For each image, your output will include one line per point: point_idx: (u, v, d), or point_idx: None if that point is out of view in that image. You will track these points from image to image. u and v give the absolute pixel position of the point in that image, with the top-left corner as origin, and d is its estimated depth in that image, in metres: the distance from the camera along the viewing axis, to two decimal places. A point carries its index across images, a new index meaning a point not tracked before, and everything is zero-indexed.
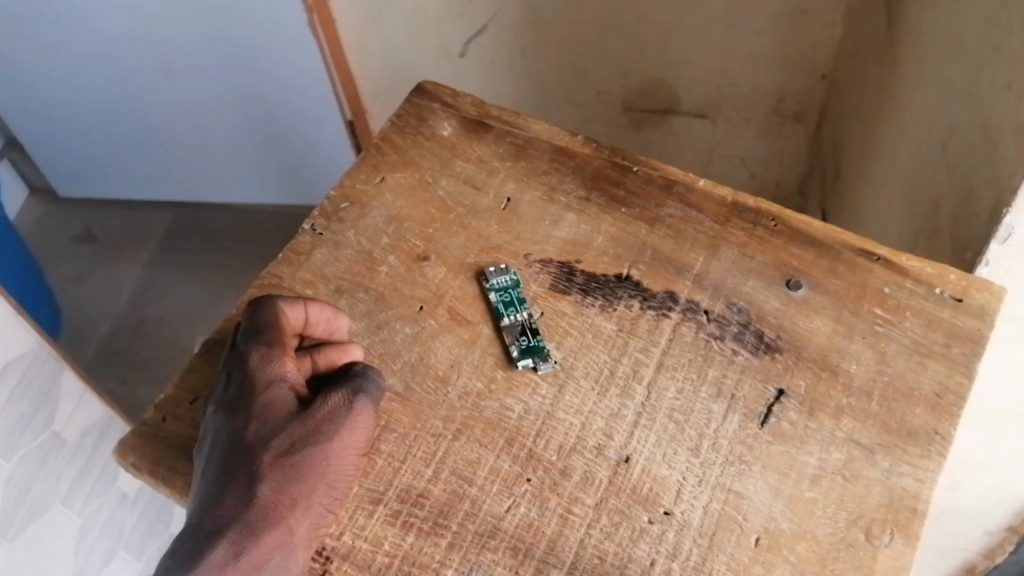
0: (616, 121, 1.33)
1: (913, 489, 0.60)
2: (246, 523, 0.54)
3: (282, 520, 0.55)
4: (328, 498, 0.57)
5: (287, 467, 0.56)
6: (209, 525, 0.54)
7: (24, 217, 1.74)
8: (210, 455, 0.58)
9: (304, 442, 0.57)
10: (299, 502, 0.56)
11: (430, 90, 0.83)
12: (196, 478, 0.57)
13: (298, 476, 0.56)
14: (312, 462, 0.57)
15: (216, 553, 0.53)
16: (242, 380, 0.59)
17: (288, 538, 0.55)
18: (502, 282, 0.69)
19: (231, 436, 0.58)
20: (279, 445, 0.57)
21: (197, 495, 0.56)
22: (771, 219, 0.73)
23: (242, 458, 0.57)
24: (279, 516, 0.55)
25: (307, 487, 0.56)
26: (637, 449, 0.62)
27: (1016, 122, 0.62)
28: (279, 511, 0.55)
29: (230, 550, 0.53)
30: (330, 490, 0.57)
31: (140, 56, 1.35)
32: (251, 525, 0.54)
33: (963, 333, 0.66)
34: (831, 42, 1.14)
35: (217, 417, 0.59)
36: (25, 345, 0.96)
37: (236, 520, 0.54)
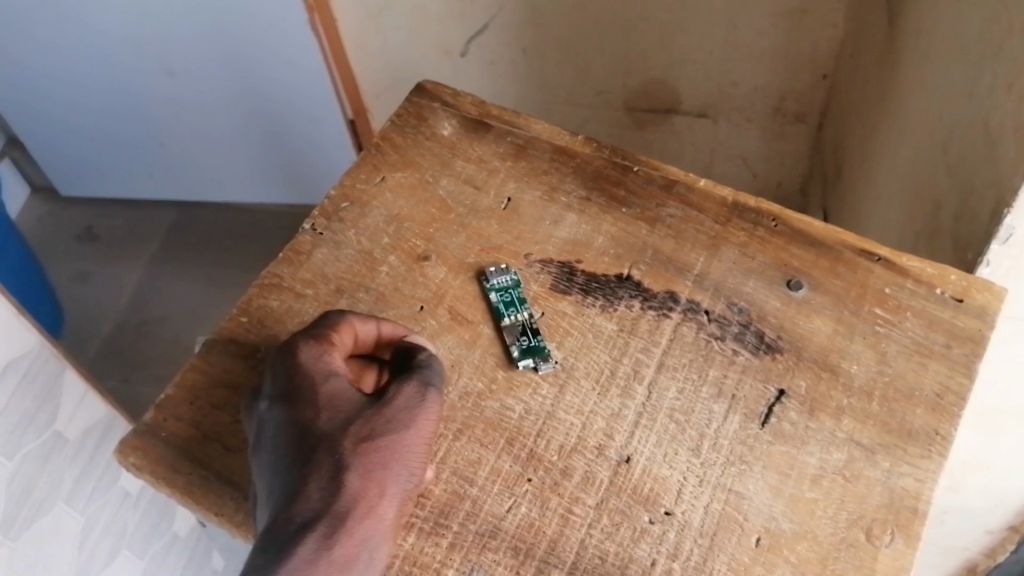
0: (616, 121, 1.34)
1: (913, 490, 0.60)
2: (337, 514, 0.51)
3: (372, 510, 0.52)
4: (409, 488, 0.55)
5: (370, 454, 0.54)
6: (299, 517, 0.51)
7: (25, 216, 1.74)
8: (283, 448, 0.55)
9: (383, 430, 0.55)
10: (385, 491, 0.53)
11: (430, 89, 0.83)
12: (269, 472, 0.54)
13: (383, 465, 0.54)
14: (394, 451, 0.55)
15: (309, 545, 0.50)
16: (299, 372, 0.57)
17: (378, 528, 0.52)
18: (502, 282, 0.70)
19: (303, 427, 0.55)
20: (357, 433, 0.55)
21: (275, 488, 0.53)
22: (772, 219, 0.73)
23: (322, 448, 0.54)
24: (369, 506, 0.52)
25: (391, 475, 0.54)
26: (638, 449, 0.62)
27: (1017, 123, 0.62)
28: (368, 498, 0.52)
29: (324, 542, 0.50)
30: (410, 481, 0.55)
31: (140, 54, 1.35)
32: (342, 515, 0.51)
33: (963, 333, 0.66)
34: (831, 42, 1.14)
35: (278, 412, 0.57)
36: (27, 344, 0.96)
37: (326, 511, 0.51)
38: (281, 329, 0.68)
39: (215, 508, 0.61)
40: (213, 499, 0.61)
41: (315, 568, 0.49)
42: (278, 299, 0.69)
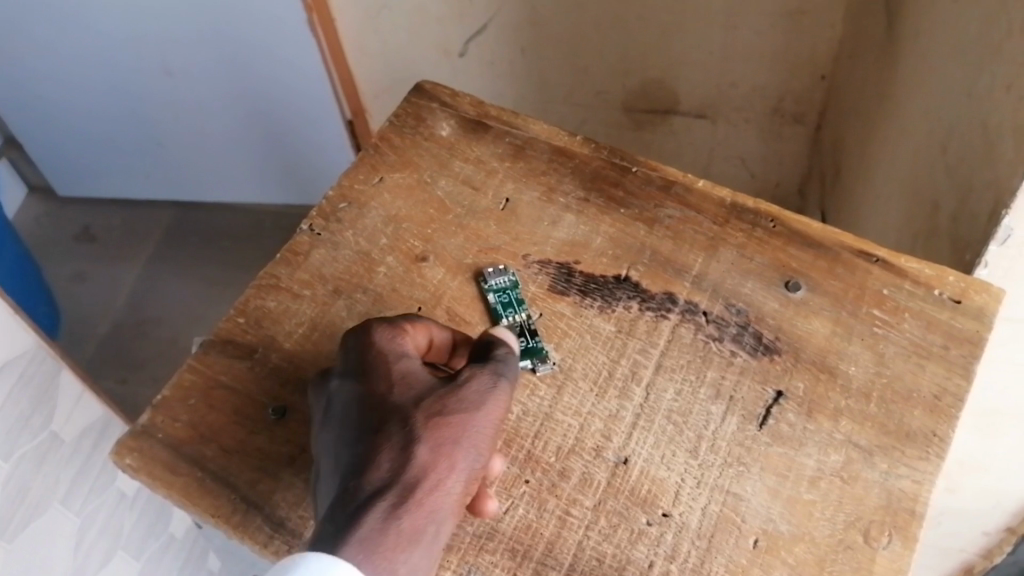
0: (615, 122, 1.34)
1: (911, 491, 0.60)
2: (405, 485, 0.50)
3: (441, 482, 0.50)
4: (484, 464, 0.53)
5: (442, 426, 0.52)
6: (366, 487, 0.50)
7: (24, 216, 1.74)
8: (353, 423, 0.54)
9: (456, 405, 0.53)
10: (457, 463, 0.51)
11: (429, 90, 0.83)
12: (337, 447, 0.54)
13: (455, 437, 0.52)
14: (467, 425, 0.53)
15: (376, 515, 0.48)
16: (374, 355, 0.57)
17: (447, 501, 0.50)
18: (501, 283, 0.69)
19: (374, 404, 0.54)
20: (430, 406, 0.53)
21: (343, 461, 0.52)
22: (771, 220, 0.73)
23: (392, 421, 0.53)
24: (438, 478, 0.50)
25: (464, 447, 0.52)
26: (636, 450, 0.62)
27: (1015, 124, 0.62)
28: (439, 469, 0.51)
29: (391, 511, 0.48)
30: (484, 457, 0.53)
31: (139, 55, 1.35)
32: (410, 486, 0.50)
33: (962, 334, 0.66)
34: (830, 43, 1.14)
35: (352, 392, 0.56)
36: (23, 345, 0.96)
37: (394, 482, 0.50)
38: (279, 330, 0.68)
39: (213, 510, 0.61)
40: (211, 500, 0.61)
41: (381, 537, 0.47)
42: (276, 300, 0.69)
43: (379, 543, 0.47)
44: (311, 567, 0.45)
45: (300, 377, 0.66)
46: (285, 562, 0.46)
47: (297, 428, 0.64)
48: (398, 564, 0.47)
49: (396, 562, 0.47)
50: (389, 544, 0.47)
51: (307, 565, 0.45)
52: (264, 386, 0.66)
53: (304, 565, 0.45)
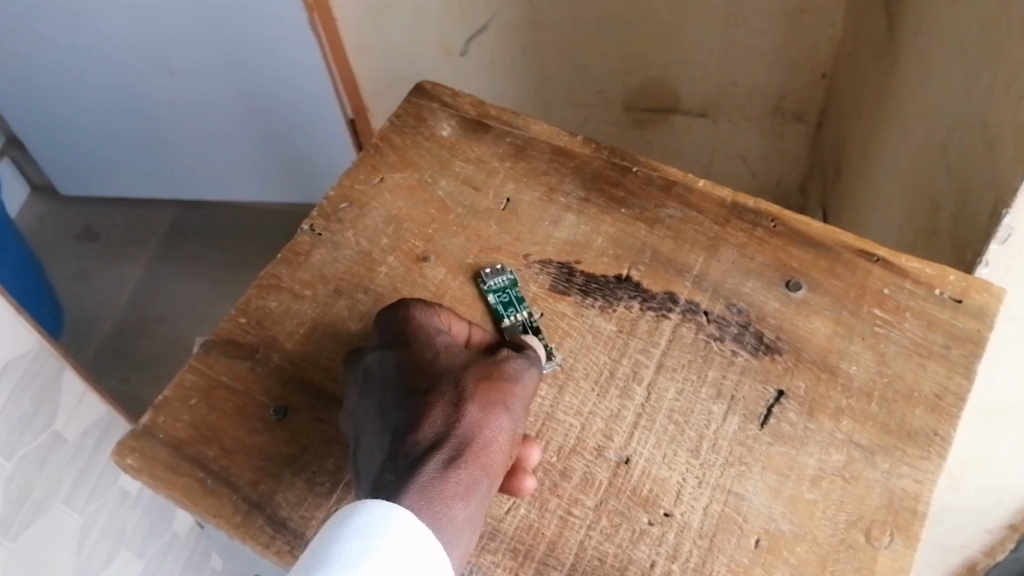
0: (616, 121, 1.33)
1: (913, 491, 0.60)
2: (459, 441, 0.54)
3: (490, 441, 0.54)
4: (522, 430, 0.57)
5: (488, 390, 0.56)
6: (423, 444, 0.54)
7: (25, 216, 1.74)
8: (402, 386, 0.58)
9: (498, 373, 0.58)
10: (504, 423, 0.55)
11: (430, 89, 0.83)
12: (386, 408, 0.57)
13: (501, 399, 0.56)
14: (510, 390, 0.57)
15: (434, 467, 0.52)
16: (414, 328, 0.61)
17: (494, 459, 0.54)
18: (497, 283, 0.69)
19: (421, 370, 0.58)
20: (474, 372, 0.57)
21: (395, 422, 0.56)
22: (771, 220, 0.73)
23: (441, 384, 0.57)
24: (488, 436, 0.54)
25: (508, 410, 0.56)
26: (638, 450, 0.62)
27: (1016, 123, 0.62)
28: (489, 427, 0.55)
29: (448, 464, 0.52)
30: (523, 422, 0.57)
31: (139, 53, 1.34)
32: (464, 442, 0.54)
33: (962, 334, 0.66)
34: (830, 42, 1.14)
35: (392, 359, 0.60)
36: (26, 345, 0.96)
37: (448, 438, 0.54)
38: (280, 330, 0.68)
39: (214, 510, 0.61)
40: (212, 500, 0.61)
41: (441, 486, 0.51)
42: (277, 300, 0.70)
43: (438, 491, 0.51)
44: (378, 510, 0.49)
45: (302, 376, 0.66)
46: (352, 507, 0.49)
47: (299, 428, 0.64)
48: (456, 510, 0.51)
49: (453, 508, 0.51)
50: (447, 493, 0.51)
51: (373, 508, 0.49)
52: (265, 387, 0.66)
53: (369, 510, 0.49)
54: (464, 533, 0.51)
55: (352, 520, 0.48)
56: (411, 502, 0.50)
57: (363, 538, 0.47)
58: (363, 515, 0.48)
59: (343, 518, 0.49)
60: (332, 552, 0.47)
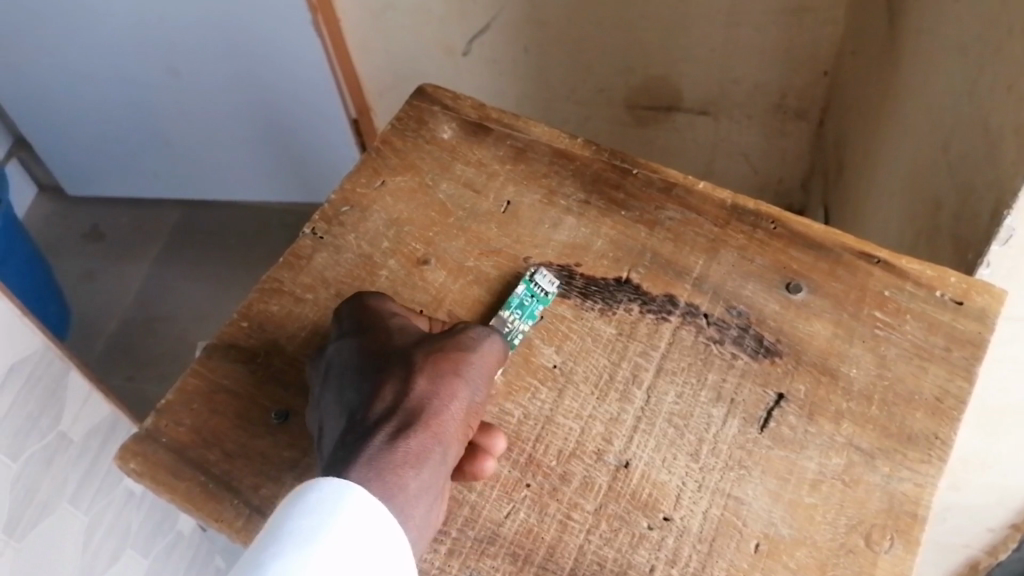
0: (618, 119, 1.33)
1: (913, 495, 0.60)
2: (407, 413, 0.54)
3: (441, 408, 0.55)
4: (479, 397, 0.57)
5: (440, 361, 0.57)
6: (372, 418, 0.54)
7: (33, 216, 1.75)
8: (356, 369, 0.58)
9: (451, 348, 0.58)
10: (455, 391, 0.56)
11: (430, 92, 0.82)
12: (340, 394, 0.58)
13: (453, 369, 0.57)
14: (463, 360, 0.58)
15: (380, 438, 0.53)
16: (369, 317, 0.62)
17: (446, 428, 0.54)
18: (539, 287, 0.69)
19: (374, 351, 0.59)
20: (427, 348, 0.58)
21: (348, 403, 0.56)
22: (771, 221, 0.72)
23: (393, 363, 0.57)
24: (439, 406, 0.55)
25: (461, 379, 0.57)
26: (637, 454, 0.62)
27: (1016, 125, 0.61)
28: (438, 396, 0.55)
29: (397, 431, 0.53)
30: (480, 389, 0.58)
31: (146, 53, 1.34)
32: (412, 414, 0.54)
33: (963, 336, 0.66)
34: (831, 38, 1.14)
35: (347, 345, 0.60)
36: (33, 345, 0.96)
37: (396, 412, 0.54)
38: (280, 333, 0.68)
39: (216, 514, 0.61)
40: (213, 505, 0.61)
41: (389, 453, 0.52)
42: (279, 304, 0.70)
43: (387, 460, 0.51)
44: (332, 488, 0.48)
45: (302, 380, 0.66)
46: (308, 483, 0.49)
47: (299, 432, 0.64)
48: (409, 475, 0.52)
49: (404, 473, 0.51)
50: (398, 459, 0.52)
51: (328, 486, 0.48)
52: (266, 391, 0.66)
53: (321, 489, 0.48)
54: (418, 501, 0.52)
55: (307, 498, 0.48)
56: (360, 471, 0.50)
57: (319, 510, 0.47)
58: (318, 490, 0.48)
59: (298, 494, 0.49)
60: (285, 528, 0.47)
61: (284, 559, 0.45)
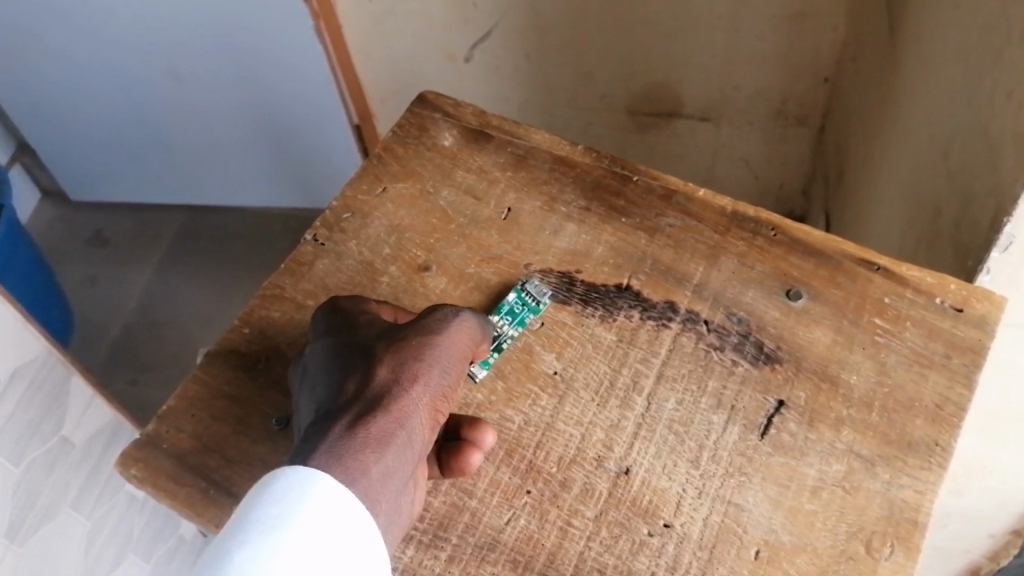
0: (620, 125, 1.33)
1: (913, 502, 0.60)
2: (369, 401, 0.54)
3: (405, 393, 0.55)
4: (448, 379, 0.57)
5: (405, 348, 0.57)
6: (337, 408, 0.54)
7: (35, 221, 1.75)
8: (325, 365, 0.59)
9: (415, 335, 0.58)
10: (420, 375, 0.56)
11: (432, 99, 0.83)
12: (311, 390, 0.58)
13: (417, 354, 0.57)
14: (429, 344, 0.57)
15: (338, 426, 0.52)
16: (341, 316, 0.62)
17: (411, 411, 0.54)
18: (530, 296, 0.69)
19: (343, 346, 0.59)
20: (393, 338, 0.58)
21: (317, 398, 0.57)
22: (771, 228, 0.73)
23: (359, 355, 0.57)
24: (403, 390, 0.55)
25: (424, 365, 0.56)
26: (637, 461, 0.62)
27: (1016, 133, 0.62)
28: (400, 384, 0.55)
29: (359, 418, 0.53)
30: (450, 372, 0.57)
31: (148, 59, 1.35)
32: (374, 401, 0.54)
33: (963, 343, 0.66)
34: (832, 45, 1.14)
35: (318, 345, 0.60)
36: (35, 350, 0.96)
37: (359, 401, 0.54)
38: (281, 339, 0.68)
39: (217, 520, 0.61)
40: (215, 511, 0.61)
41: (351, 438, 0.51)
42: (280, 310, 0.70)
43: (347, 447, 0.51)
44: (298, 477, 0.47)
45: None
46: (272, 475, 0.48)
47: None
48: (375, 459, 0.51)
49: (366, 459, 0.51)
50: (358, 446, 0.51)
51: (293, 476, 0.47)
52: (267, 396, 0.66)
53: (287, 478, 0.47)
54: (383, 484, 0.51)
55: (273, 489, 0.47)
56: (321, 459, 0.49)
57: (288, 501, 0.46)
58: (286, 480, 0.47)
59: (262, 486, 0.47)
60: (252, 519, 0.45)
61: (253, 549, 0.44)
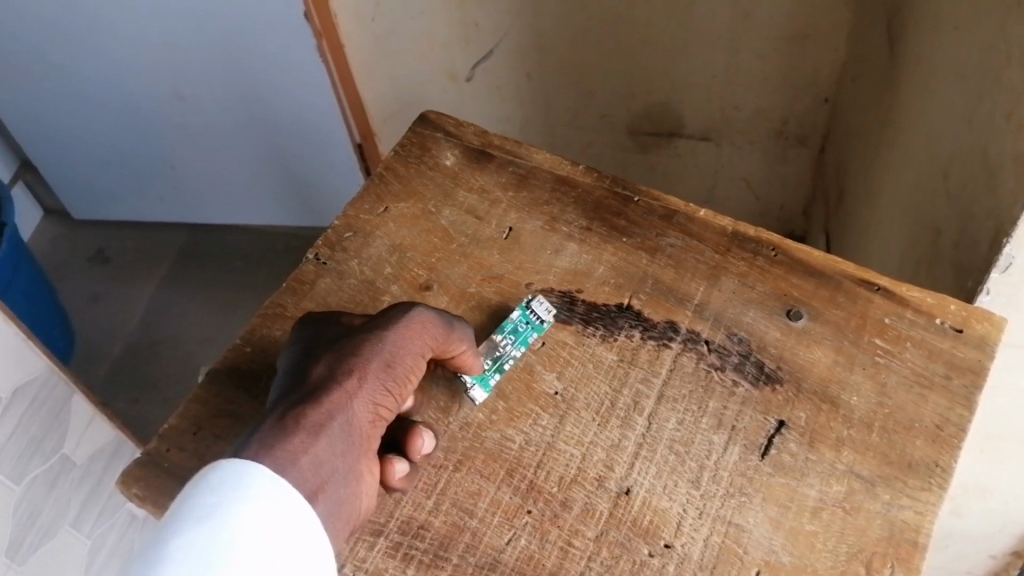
0: (622, 145, 1.34)
1: (914, 523, 0.60)
2: (309, 395, 0.56)
3: (342, 389, 0.56)
4: (393, 376, 0.58)
5: (351, 347, 0.58)
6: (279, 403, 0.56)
7: (38, 239, 1.75)
8: (287, 365, 0.61)
9: (364, 334, 0.59)
10: (361, 372, 0.57)
11: (433, 119, 0.83)
12: (271, 388, 0.60)
13: (361, 351, 0.58)
14: (375, 341, 0.59)
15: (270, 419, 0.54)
16: (311, 319, 0.64)
17: (347, 407, 0.56)
18: (534, 314, 0.69)
19: (305, 348, 0.61)
20: (346, 338, 0.60)
21: (272, 395, 0.59)
22: (772, 248, 0.73)
23: (313, 356, 0.59)
24: (341, 387, 0.56)
25: (365, 362, 0.58)
26: (638, 481, 0.62)
27: (1015, 155, 0.62)
28: (338, 379, 0.57)
29: (294, 411, 0.55)
30: (396, 368, 0.58)
31: (151, 78, 1.35)
32: (313, 395, 0.56)
33: (963, 364, 0.66)
34: (832, 66, 1.15)
35: (286, 346, 0.63)
36: (37, 369, 0.96)
37: (300, 396, 0.56)
38: None
39: None
40: None
41: (282, 430, 0.53)
42: (282, 328, 0.70)
43: (278, 437, 0.53)
44: (235, 472, 0.50)
45: None
46: (210, 469, 0.50)
47: None
48: (307, 448, 0.53)
49: (295, 448, 0.52)
50: (287, 436, 0.53)
51: (230, 470, 0.50)
52: None
53: (225, 473, 0.50)
54: (317, 473, 0.52)
55: (212, 485, 0.49)
56: (251, 450, 0.52)
57: (223, 493, 0.49)
58: (221, 475, 0.49)
59: (201, 483, 0.49)
60: (196, 514, 0.48)
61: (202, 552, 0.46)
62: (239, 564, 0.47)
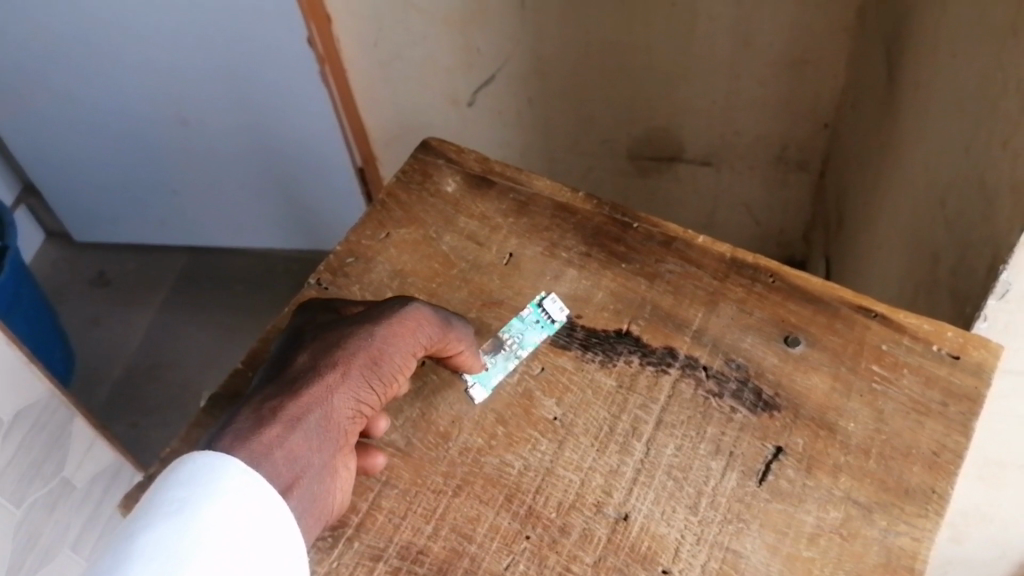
0: (622, 171, 1.35)
1: (911, 549, 0.60)
2: (290, 387, 0.58)
3: (323, 382, 0.58)
4: (379, 372, 0.60)
5: (341, 339, 0.61)
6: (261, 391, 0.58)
7: (40, 262, 1.76)
8: (281, 348, 0.63)
9: (355, 327, 0.61)
10: (345, 366, 0.59)
11: (435, 145, 0.84)
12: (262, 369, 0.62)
13: (349, 345, 0.60)
14: (365, 335, 0.61)
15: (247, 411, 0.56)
16: (311, 306, 0.66)
17: (326, 401, 0.58)
18: (546, 314, 0.72)
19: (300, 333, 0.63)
20: (338, 328, 0.62)
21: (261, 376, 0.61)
22: (770, 275, 0.73)
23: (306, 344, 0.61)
24: (323, 380, 0.58)
25: (351, 357, 0.60)
26: (636, 507, 0.62)
27: (1012, 182, 0.62)
28: (321, 372, 0.59)
29: (273, 400, 0.57)
30: (382, 364, 0.60)
31: (154, 102, 1.36)
32: (294, 387, 0.58)
33: (959, 391, 0.66)
34: (832, 93, 1.16)
35: (285, 329, 0.65)
36: (39, 393, 0.97)
37: (281, 387, 0.58)
38: None
39: None
40: None
41: (258, 421, 0.55)
42: None
43: (252, 430, 0.55)
44: (207, 468, 0.51)
45: None
46: (184, 467, 0.52)
47: None
48: (282, 442, 0.55)
49: (270, 442, 0.55)
50: (263, 428, 0.55)
51: (203, 467, 0.51)
52: None
53: (198, 470, 0.51)
54: (291, 467, 0.55)
55: (186, 481, 0.51)
56: (226, 442, 0.54)
57: (194, 488, 0.50)
58: (194, 472, 0.51)
59: (175, 479, 0.51)
60: (168, 509, 0.49)
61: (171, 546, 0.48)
62: (207, 559, 0.48)
